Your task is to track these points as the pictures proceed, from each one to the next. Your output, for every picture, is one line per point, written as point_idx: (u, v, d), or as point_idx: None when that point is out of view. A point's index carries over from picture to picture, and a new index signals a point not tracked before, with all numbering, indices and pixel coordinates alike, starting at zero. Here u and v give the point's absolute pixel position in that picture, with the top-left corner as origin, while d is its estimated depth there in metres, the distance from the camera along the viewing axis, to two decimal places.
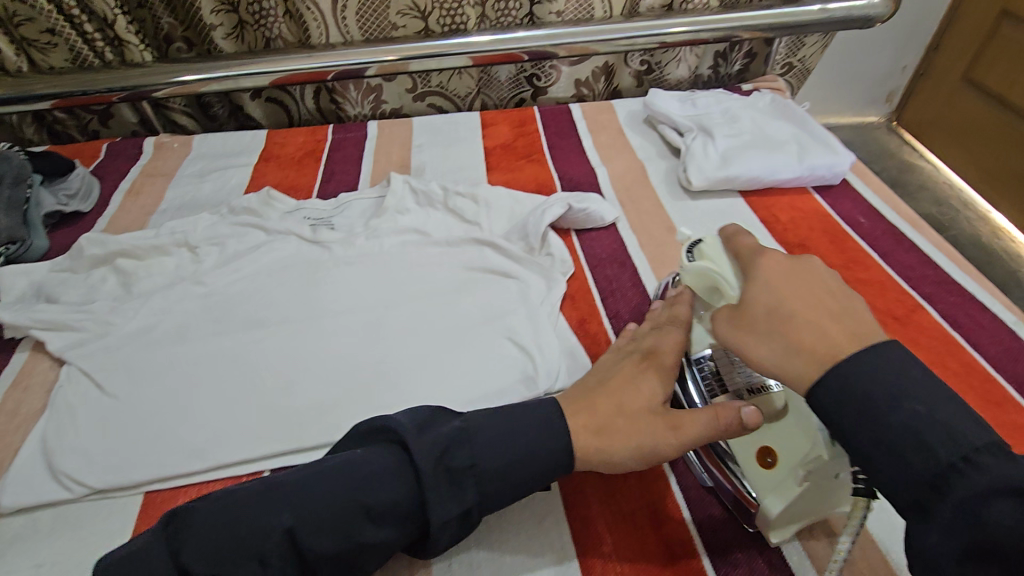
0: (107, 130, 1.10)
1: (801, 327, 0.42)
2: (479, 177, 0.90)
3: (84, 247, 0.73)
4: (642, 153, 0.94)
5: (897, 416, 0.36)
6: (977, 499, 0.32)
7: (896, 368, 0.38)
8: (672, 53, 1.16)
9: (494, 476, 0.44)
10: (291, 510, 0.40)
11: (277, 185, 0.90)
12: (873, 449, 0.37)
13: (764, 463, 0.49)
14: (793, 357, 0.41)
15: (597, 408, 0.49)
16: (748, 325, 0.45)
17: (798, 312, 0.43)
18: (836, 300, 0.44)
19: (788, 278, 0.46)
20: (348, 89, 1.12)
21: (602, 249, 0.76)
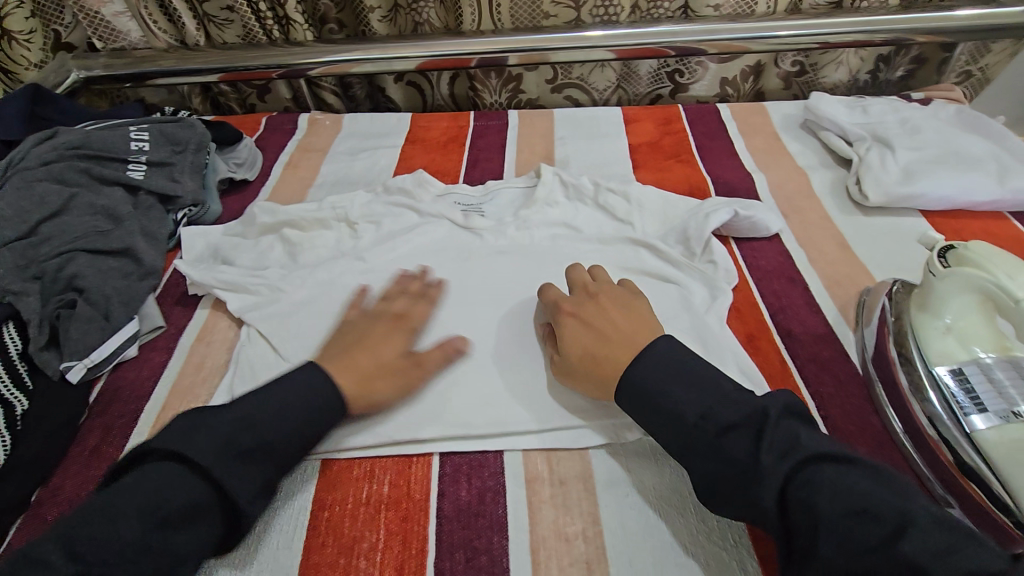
0: (263, 105, 1.17)
1: (593, 357, 0.53)
2: (626, 175, 0.87)
3: (257, 214, 0.77)
4: (802, 161, 0.88)
5: (657, 407, 0.48)
6: (718, 437, 0.44)
7: (667, 374, 0.48)
8: (832, 55, 1.08)
9: (287, 447, 0.49)
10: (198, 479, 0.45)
11: (424, 168, 0.91)
12: (651, 431, 0.48)
13: None
14: (590, 373, 0.53)
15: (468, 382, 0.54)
16: (563, 365, 0.55)
17: (583, 348, 0.54)
18: (597, 336, 0.54)
19: (578, 314, 0.57)
20: (488, 76, 1.12)
21: (768, 261, 0.71)
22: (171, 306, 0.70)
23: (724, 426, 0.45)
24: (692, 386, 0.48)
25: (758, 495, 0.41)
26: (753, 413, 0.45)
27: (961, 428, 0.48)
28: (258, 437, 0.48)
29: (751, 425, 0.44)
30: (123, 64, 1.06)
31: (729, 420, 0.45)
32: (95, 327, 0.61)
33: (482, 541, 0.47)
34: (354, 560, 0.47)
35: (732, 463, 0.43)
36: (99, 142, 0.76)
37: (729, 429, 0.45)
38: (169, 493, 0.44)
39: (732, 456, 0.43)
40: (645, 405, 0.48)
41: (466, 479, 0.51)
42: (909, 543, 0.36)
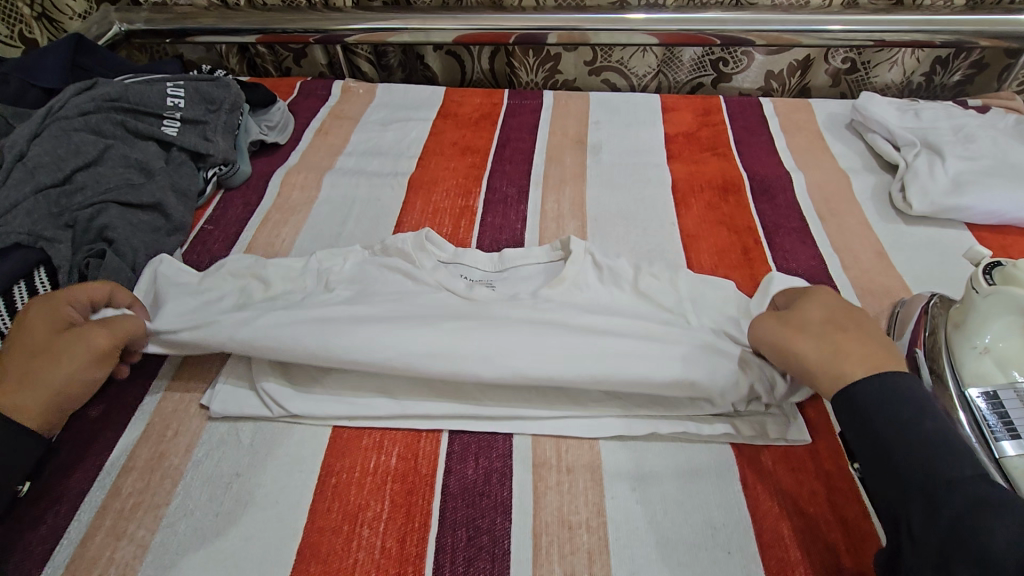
0: (299, 69, 1.17)
1: (848, 341, 0.47)
2: (659, 165, 0.85)
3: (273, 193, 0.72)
4: (845, 163, 0.84)
5: (915, 428, 0.40)
6: (969, 505, 0.36)
7: (930, 409, 0.41)
8: (887, 54, 1.03)
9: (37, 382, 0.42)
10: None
11: (454, 143, 0.90)
12: (872, 463, 0.42)
13: None
14: (827, 359, 0.46)
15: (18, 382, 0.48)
16: (800, 325, 0.50)
17: (849, 329, 0.48)
18: (875, 340, 0.47)
19: (851, 315, 0.50)
20: (526, 54, 1.10)
21: (799, 265, 0.68)
22: (196, 260, 0.71)
23: (986, 499, 0.36)
24: (957, 446, 0.39)
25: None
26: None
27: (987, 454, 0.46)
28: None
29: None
30: (163, 19, 1.06)
31: (987, 497, 0.36)
32: (122, 278, 0.62)
33: (485, 521, 0.47)
34: (357, 527, 0.47)
35: (971, 538, 0.35)
36: (137, 95, 0.76)
37: (987, 507, 0.36)
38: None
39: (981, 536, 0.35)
40: (902, 434, 0.41)
41: (474, 457, 0.51)
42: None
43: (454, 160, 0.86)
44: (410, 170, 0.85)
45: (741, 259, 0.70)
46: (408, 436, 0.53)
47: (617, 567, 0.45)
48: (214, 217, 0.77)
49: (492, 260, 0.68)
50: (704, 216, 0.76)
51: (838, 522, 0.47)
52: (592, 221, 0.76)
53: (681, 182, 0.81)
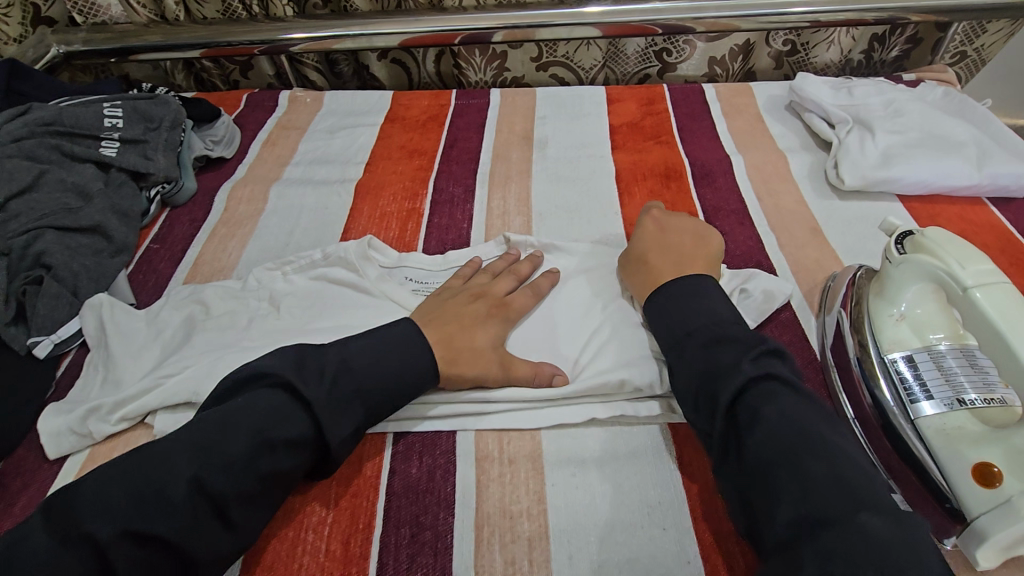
0: (246, 81, 1.16)
1: (655, 266, 0.59)
2: (603, 156, 0.86)
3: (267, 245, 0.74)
4: (783, 143, 0.86)
5: (692, 297, 0.53)
6: (710, 343, 0.49)
7: (706, 285, 0.54)
8: (824, 34, 1.05)
9: (244, 438, 0.44)
10: (165, 487, 0.41)
11: (401, 147, 0.90)
12: (662, 329, 0.53)
13: (981, 480, 0.43)
14: (636, 286, 0.59)
15: (449, 341, 0.54)
16: (630, 258, 0.61)
17: (657, 256, 0.59)
18: (679, 256, 0.59)
19: (658, 237, 0.62)
20: (472, 54, 1.10)
21: (737, 246, 0.70)
22: (140, 282, 0.71)
23: (727, 338, 0.49)
24: (702, 295, 0.53)
25: (720, 391, 0.45)
26: (752, 337, 0.49)
27: (904, 416, 0.48)
28: (229, 448, 0.43)
29: (748, 344, 0.48)
30: (103, 39, 1.05)
31: (723, 330, 0.49)
32: (63, 303, 0.62)
33: (429, 517, 0.48)
34: (302, 532, 0.48)
35: (714, 365, 0.47)
36: (72, 118, 0.76)
37: (718, 338, 0.49)
38: (148, 507, 0.40)
39: (715, 361, 0.47)
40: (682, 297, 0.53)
41: (418, 456, 0.52)
42: (819, 468, 0.39)
43: (402, 163, 0.87)
44: (358, 176, 0.85)
45: None
46: None
47: (556, 551, 0.46)
48: (160, 235, 0.77)
49: (435, 261, 0.70)
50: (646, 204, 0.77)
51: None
52: (538, 215, 0.77)
53: (624, 172, 0.83)
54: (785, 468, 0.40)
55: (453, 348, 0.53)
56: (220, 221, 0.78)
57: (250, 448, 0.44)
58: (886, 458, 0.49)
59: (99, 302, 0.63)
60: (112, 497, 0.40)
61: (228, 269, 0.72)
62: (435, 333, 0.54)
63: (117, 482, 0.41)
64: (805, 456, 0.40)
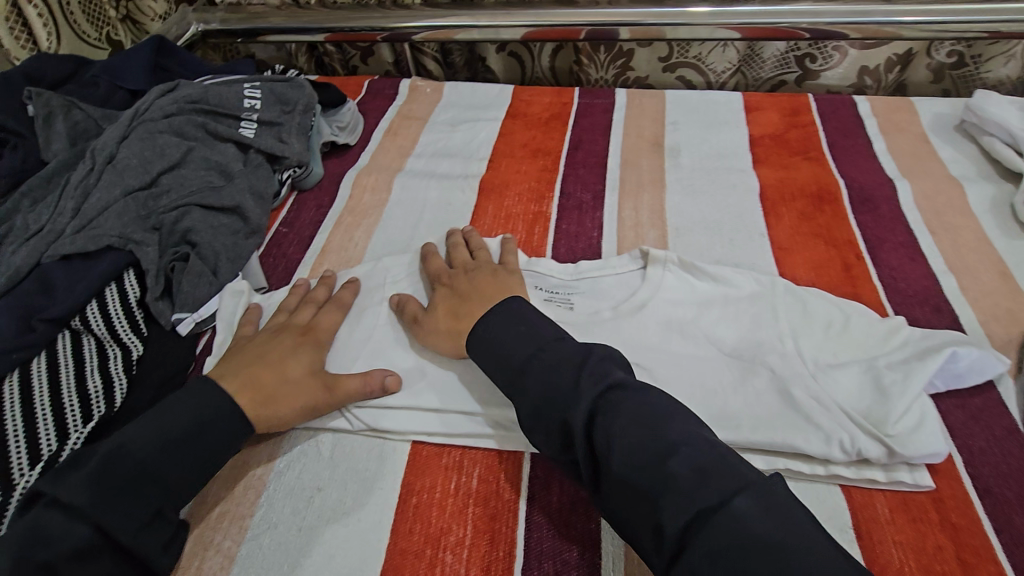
0: (366, 67, 1.16)
1: (461, 318, 0.55)
2: (744, 170, 0.80)
3: (393, 238, 0.73)
4: (956, 169, 0.77)
5: (532, 348, 0.49)
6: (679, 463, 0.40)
7: (504, 311, 0.52)
8: (1002, 46, 0.93)
9: (159, 438, 0.46)
10: (66, 514, 0.41)
11: (524, 145, 0.87)
12: (496, 368, 0.50)
13: None
14: (446, 330, 0.55)
15: (256, 382, 0.51)
16: (430, 325, 0.56)
17: (465, 311, 0.55)
18: (473, 295, 0.57)
19: (449, 290, 0.59)
20: (597, 50, 1.06)
21: (910, 285, 0.62)
22: (271, 265, 0.71)
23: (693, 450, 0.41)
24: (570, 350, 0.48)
25: (572, 418, 0.43)
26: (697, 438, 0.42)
27: None
28: (143, 463, 0.44)
29: (567, 363, 0.46)
30: (237, 19, 1.10)
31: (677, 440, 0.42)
32: (204, 282, 0.63)
33: (573, 555, 0.45)
34: (439, 551, 0.45)
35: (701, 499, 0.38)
36: (217, 97, 0.77)
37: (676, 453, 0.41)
38: (43, 542, 0.39)
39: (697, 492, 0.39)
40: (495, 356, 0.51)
41: (559, 484, 0.49)
42: None
43: (526, 162, 0.83)
44: (480, 172, 0.82)
45: (842, 276, 0.64)
46: (489, 455, 0.51)
47: None
48: (289, 219, 0.77)
49: (567, 269, 0.66)
50: (797, 227, 0.70)
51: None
52: (674, 229, 0.72)
53: (769, 189, 0.76)
54: (643, 461, 0.40)
55: (261, 390, 0.51)
56: (348, 209, 0.78)
57: (177, 437, 0.46)
58: None
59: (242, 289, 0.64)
60: (45, 525, 0.40)
61: (355, 260, 0.71)
62: (237, 380, 0.51)
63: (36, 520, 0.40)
64: (672, 452, 0.40)
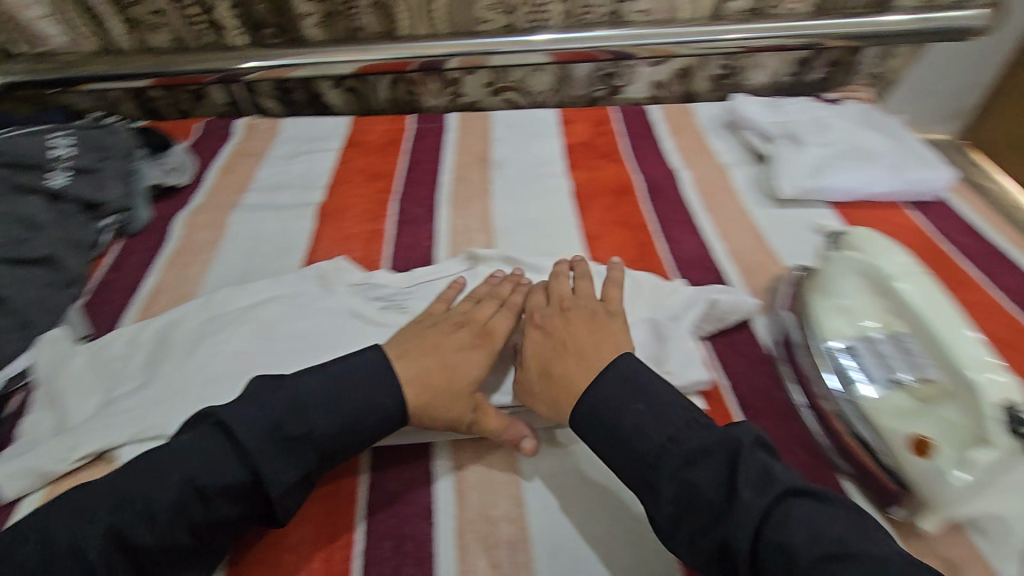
0: (199, 110, 1.15)
1: (563, 380, 0.51)
2: (560, 174, 0.90)
3: (231, 271, 0.74)
4: (725, 158, 0.93)
5: (662, 380, 0.50)
6: (683, 466, 0.45)
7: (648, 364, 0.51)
8: (754, 59, 1.14)
9: (168, 488, 0.43)
10: (156, 488, 0.43)
11: (362, 170, 0.92)
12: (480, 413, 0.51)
13: (917, 451, 0.47)
14: (551, 396, 0.52)
15: (423, 379, 0.51)
16: (531, 385, 0.53)
17: (598, 360, 0.52)
18: (594, 344, 0.54)
19: (568, 334, 0.55)
20: (427, 80, 1.14)
21: (689, 253, 0.75)
22: (95, 313, 0.69)
23: (700, 459, 0.44)
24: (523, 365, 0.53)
25: (733, 534, 0.41)
26: (725, 445, 0.45)
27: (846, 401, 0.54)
28: (145, 509, 0.42)
29: (721, 456, 0.44)
30: (46, 69, 1.04)
31: (705, 442, 0.45)
32: (13, 337, 0.62)
33: (409, 528, 0.49)
34: (282, 552, 0.47)
35: (701, 498, 0.43)
36: (19, 148, 0.73)
37: (703, 450, 0.45)
38: None
39: (694, 487, 0.44)
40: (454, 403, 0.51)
41: (394, 468, 0.53)
42: (877, 547, 0.39)
43: (364, 187, 0.88)
44: (319, 200, 0.86)
45: (637, 252, 0.75)
46: None
47: (539, 549, 0.47)
48: (115, 264, 0.75)
49: (403, 277, 0.71)
50: (603, 217, 0.81)
51: None
52: (500, 231, 0.80)
53: (581, 188, 0.87)
54: (710, 511, 0.42)
55: (427, 387, 0.51)
56: (182, 249, 0.77)
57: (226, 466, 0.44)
58: (836, 440, 0.53)
59: (57, 337, 0.62)
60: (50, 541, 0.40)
61: (190, 296, 0.71)
62: (413, 371, 0.51)
63: (89, 491, 0.43)
64: (655, 458, 0.46)
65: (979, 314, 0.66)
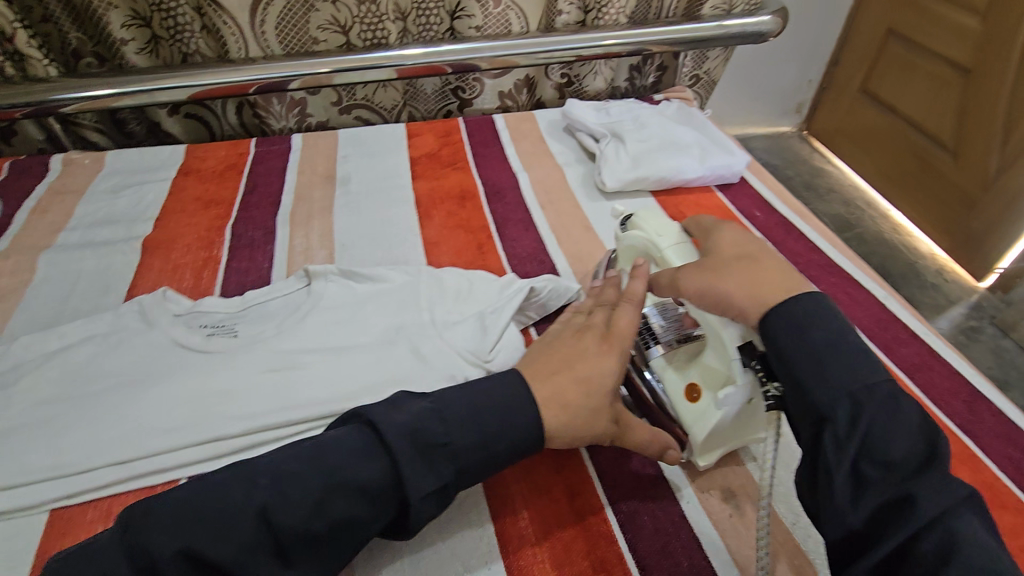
0: (10, 148, 1.06)
1: (736, 310, 0.51)
2: (405, 186, 0.92)
3: (37, 317, 0.68)
4: (561, 159, 0.99)
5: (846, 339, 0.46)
6: (859, 438, 0.41)
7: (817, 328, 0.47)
8: (589, 67, 1.23)
9: (187, 521, 0.39)
10: (265, 489, 0.41)
11: (197, 199, 0.88)
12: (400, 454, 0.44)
13: (691, 397, 0.58)
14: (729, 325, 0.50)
15: (562, 399, 0.50)
16: (736, 309, 0.51)
17: (758, 299, 0.50)
18: (780, 291, 0.50)
19: (754, 279, 0.51)
20: (271, 103, 1.11)
21: (524, 249, 0.80)
22: None
23: (905, 414, 0.42)
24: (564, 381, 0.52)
25: (854, 517, 0.40)
26: (865, 409, 0.42)
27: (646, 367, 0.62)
28: (220, 540, 0.38)
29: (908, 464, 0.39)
30: None
31: (878, 415, 0.42)
32: None
33: None
34: None
35: (855, 475, 0.41)
36: None
37: (889, 434, 0.41)
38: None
39: (885, 460, 0.40)
40: (480, 441, 0.46)
41: None
42: (970, 548, 0.36)
43: (198, 215, 0.85)
44: (146, 233, 0.81)
45: (475, 253, 0.79)
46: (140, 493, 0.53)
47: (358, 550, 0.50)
48: None
49: (234, 302, 0.69)
50: (444, 224, 0.84)
51: (563, 487, 0.55)
52: (340, 247, 0.80)
53: (424, 198, 0.89)
54: (896, 480, 0.40)
55: (562, 405, 0.49)
56: None
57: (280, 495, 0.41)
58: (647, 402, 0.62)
59: None
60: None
61: None
62: (542, 390, 0.50)
63: (166, 512, 0.40)
64: (890, 443, 0.41)
65: None
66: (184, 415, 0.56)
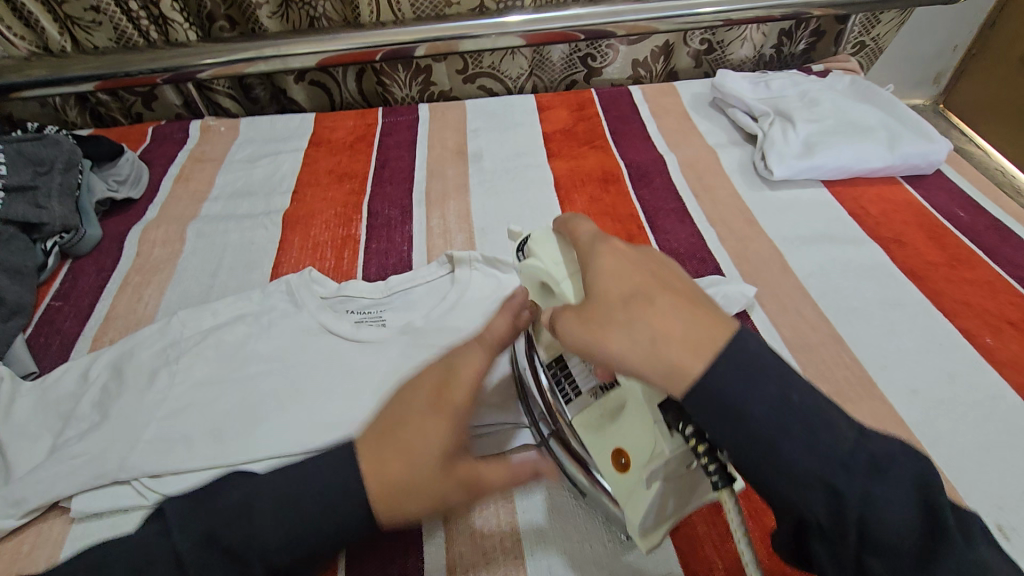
0: (151, 113, 1.08)
1: (651, 358, 0.36)
2: (541, 165, 0.85)
3: (189, 291, 0.68)
4: (712, 139, 0.88)
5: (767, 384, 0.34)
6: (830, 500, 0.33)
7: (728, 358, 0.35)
8: (737, 32, 1.09)
9: None
10: None
11: (329, 171, 0.86)
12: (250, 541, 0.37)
13: (618, 466, 0.44)
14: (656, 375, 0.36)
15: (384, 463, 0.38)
16: (639, 358, 0.36)
17: (653, 332, 0.36)
18: (682, 323, 0.36)
19: (640, 313, 0.37)
20: (395, 70, 1.07)
21: (680, 245, 0.71)
22: (43, 346, 0.63)
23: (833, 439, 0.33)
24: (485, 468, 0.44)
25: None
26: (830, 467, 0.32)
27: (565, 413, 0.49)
28: None
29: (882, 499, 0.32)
30: None
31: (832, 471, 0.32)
32: None
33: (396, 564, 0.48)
34: None
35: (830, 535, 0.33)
36: None
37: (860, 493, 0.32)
38: None
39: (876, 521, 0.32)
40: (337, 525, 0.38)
41: None
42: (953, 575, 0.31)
43: (332, 188, 0.82)
44: (284, 207, 0.80)
45: None
46: None
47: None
48: (63, 290, 0.69)
49: (379, 286, 0.66)
50: (587, 210, 0.77)
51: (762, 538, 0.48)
52: (479, 231, 0.75)
53: (562, 179, 0.82)
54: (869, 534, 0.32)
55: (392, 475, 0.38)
56: (135, 270, 0.71)
57: None
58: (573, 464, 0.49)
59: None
60: None
61: (145, 321, 0.65)
62: (371, 455, 0.39)
63: None
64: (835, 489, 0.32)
65: (983, 296, 0.63)
66: (343, 412, 0.54)
